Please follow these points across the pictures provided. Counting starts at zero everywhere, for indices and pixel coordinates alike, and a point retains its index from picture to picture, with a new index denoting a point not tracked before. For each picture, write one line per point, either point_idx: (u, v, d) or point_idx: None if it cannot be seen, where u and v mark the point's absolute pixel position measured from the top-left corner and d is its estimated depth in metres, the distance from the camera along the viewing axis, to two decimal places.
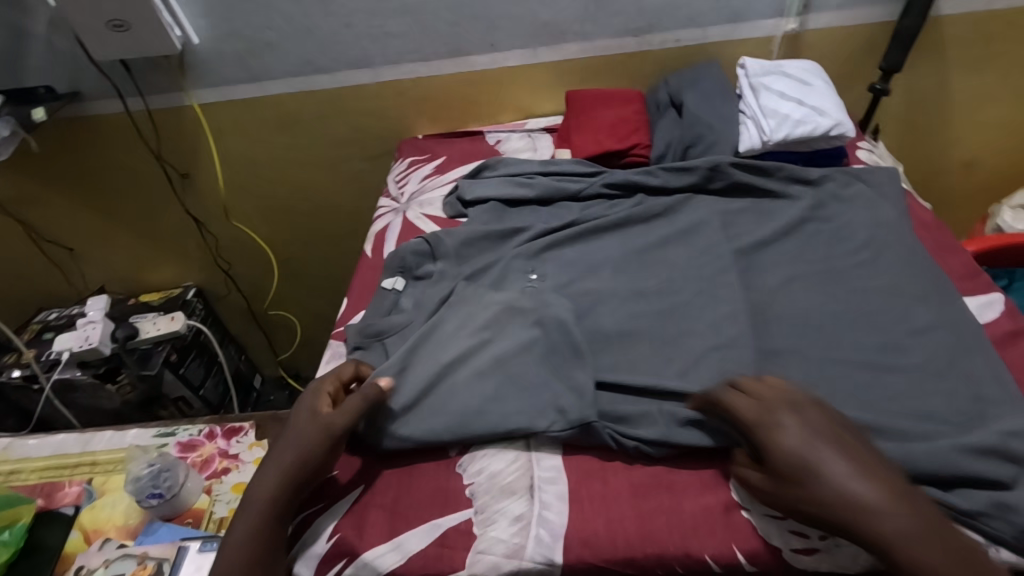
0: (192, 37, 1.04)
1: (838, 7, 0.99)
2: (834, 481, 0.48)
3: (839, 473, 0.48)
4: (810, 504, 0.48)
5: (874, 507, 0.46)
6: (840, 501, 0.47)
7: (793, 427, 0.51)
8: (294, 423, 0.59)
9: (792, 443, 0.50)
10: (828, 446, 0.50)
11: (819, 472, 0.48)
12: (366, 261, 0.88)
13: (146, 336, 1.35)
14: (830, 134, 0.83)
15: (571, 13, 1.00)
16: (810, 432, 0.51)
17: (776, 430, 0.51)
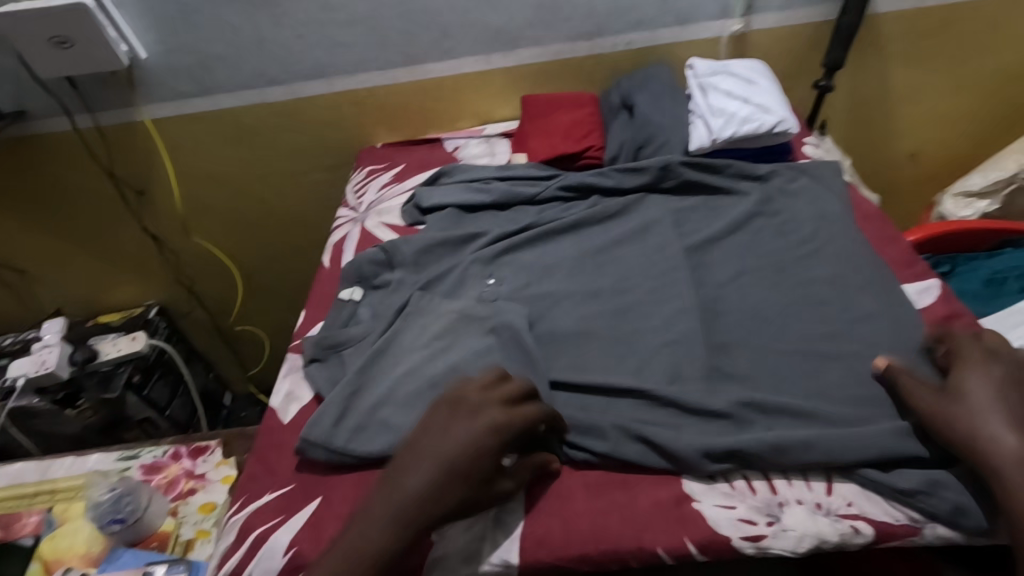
0: (139, 52, 1.03)
1: (780, 7, 1.02)
2: (984, 423, 0.51)
3: (993, 419, 0.51)
4: (948, 431, 0.53)
5: (1015, 455, 0.49)
6: (982, 440, 0.51)
7: (982, 372, 0.54)
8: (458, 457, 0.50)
9: (975, 385, 0.54)
10: (1005, 398, 0.52)
11: (970, 411, 0.52)
12: (325, 272, 0.88)
13: (106, 357, 1.32)
14: (775, 131, 0.86)
15: (522, 19, 1.01)
16: (1004, 382, 0.54)
17: (967, 370, 0.55)
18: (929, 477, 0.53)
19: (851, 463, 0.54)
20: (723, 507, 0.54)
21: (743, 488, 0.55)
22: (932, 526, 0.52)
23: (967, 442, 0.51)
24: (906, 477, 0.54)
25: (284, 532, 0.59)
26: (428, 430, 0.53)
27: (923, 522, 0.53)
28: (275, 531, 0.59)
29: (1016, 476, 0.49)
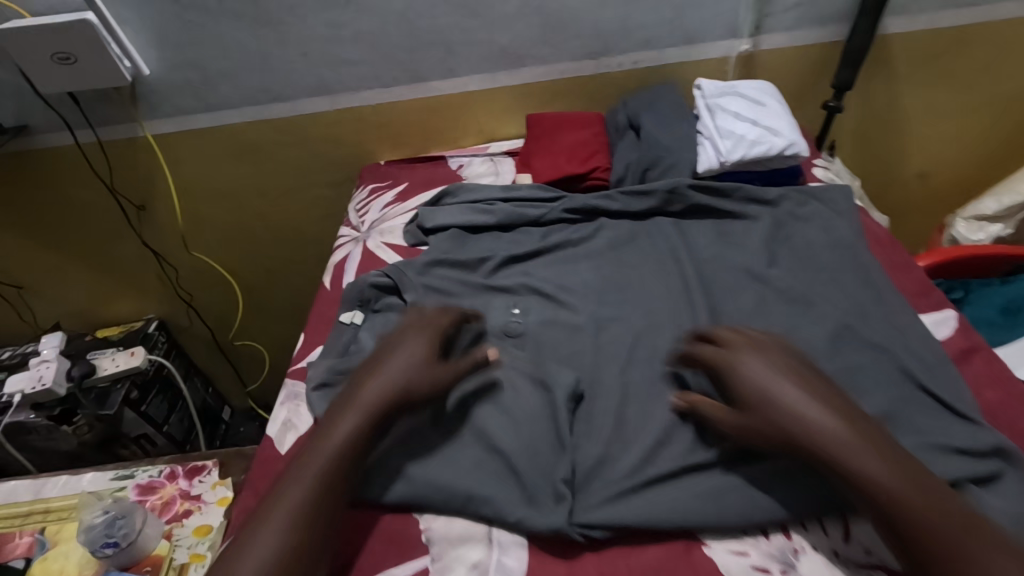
0: (143, 68, 1.02)
1: (789, 27, 1.01)
2: (795, 410, 0.51)
3: (797, 401, 0.52)
4: (772, 433, 0.52)
5: (844, 437, 0.49)
6: (803, 428, 0.50)
7: (759, 357, 0.56)
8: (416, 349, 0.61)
9: (761, 375, 0.54)
10: (786, 377, 0.54)
11: (777, 405, 0.52)
12: (325, 294, 0.86)
13: (103, 374, 1.30)
14: (785, 154, 0.84)
15: (528, 38, 1.00)
16: (775, 364, 0.55)
17: (741, 360, 0.56)
18: None
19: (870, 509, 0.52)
20: (735, 554, 0.52)
21: (756, 533, 0.53)
22: None
23: (787, 437, 0.51)
24: None
25: None
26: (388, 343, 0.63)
27: None
28: None
29: (856, 457, 0.48)
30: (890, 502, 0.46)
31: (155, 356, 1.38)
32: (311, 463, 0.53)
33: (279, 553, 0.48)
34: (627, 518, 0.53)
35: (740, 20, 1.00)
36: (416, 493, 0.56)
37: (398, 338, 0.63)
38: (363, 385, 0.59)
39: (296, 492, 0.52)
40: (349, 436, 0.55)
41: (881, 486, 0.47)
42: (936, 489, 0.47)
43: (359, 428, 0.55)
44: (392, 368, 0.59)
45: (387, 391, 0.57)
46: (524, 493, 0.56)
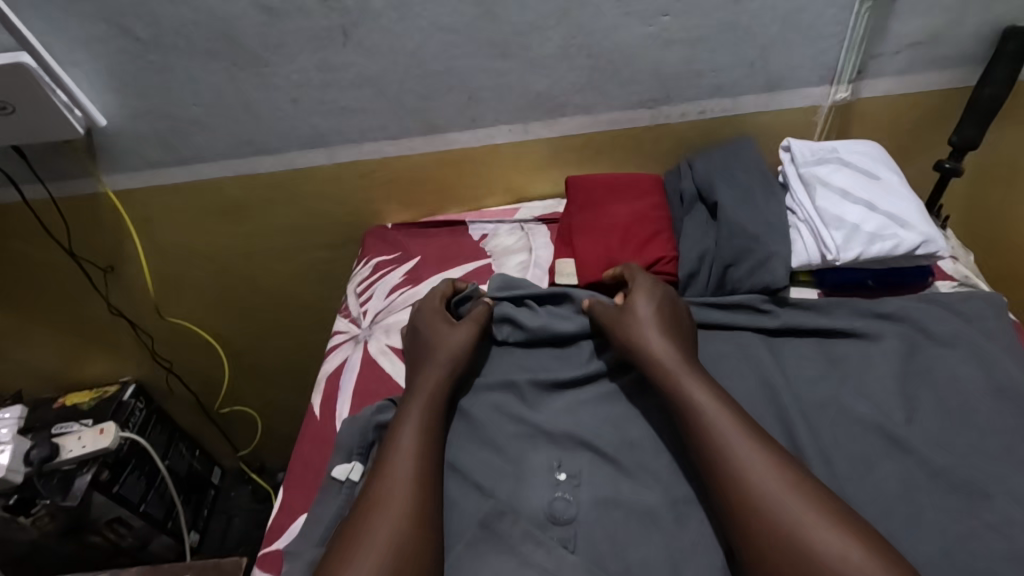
0: (97, 118, 0.83)
1: (900, 72, 0.80)
2: (646, 342, 0.59)
3: (651, 335, 0.59)
4: (631, 355, 0.59)
5: (674, 369, 0.56)
6: (656, 355, 0.58)
7: (645, 301, 0.62)
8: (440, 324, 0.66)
9: (639, 311, 0.61)
10: (663, 321, 0.61)
11: (634, 330, 0.60)
12: (315, 422, 0.69)
13: (67, 457, 1.10)
14: (917, 252, 0.64)
15: (571, 84, 0.81)
16: (658, 306, 0.62)
17: (632, 298, 0.63)
18: None
19: None
20: None
21: None
22: None
23: (642, 361, 0.58)
24: None
25: None
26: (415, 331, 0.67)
27: None
28: None
29: (685, 385, 0.55)
30: (702, 428, 0.51)
31: (126, 432, 1.18)
32: (413, 418, 0.56)
33: (413, 502, 0.50)
34: None
35: (839, 63, 0.79)
36: None
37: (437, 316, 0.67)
38: (427, 359, 0.63)
39: (406, 444, 0.54)
40: (436, 394, 0.59)
41: (699, 411, 0.52)
42: (753, 429, 0.51)
43: (441, 385, 0.60)
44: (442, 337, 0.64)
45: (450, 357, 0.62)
46: None
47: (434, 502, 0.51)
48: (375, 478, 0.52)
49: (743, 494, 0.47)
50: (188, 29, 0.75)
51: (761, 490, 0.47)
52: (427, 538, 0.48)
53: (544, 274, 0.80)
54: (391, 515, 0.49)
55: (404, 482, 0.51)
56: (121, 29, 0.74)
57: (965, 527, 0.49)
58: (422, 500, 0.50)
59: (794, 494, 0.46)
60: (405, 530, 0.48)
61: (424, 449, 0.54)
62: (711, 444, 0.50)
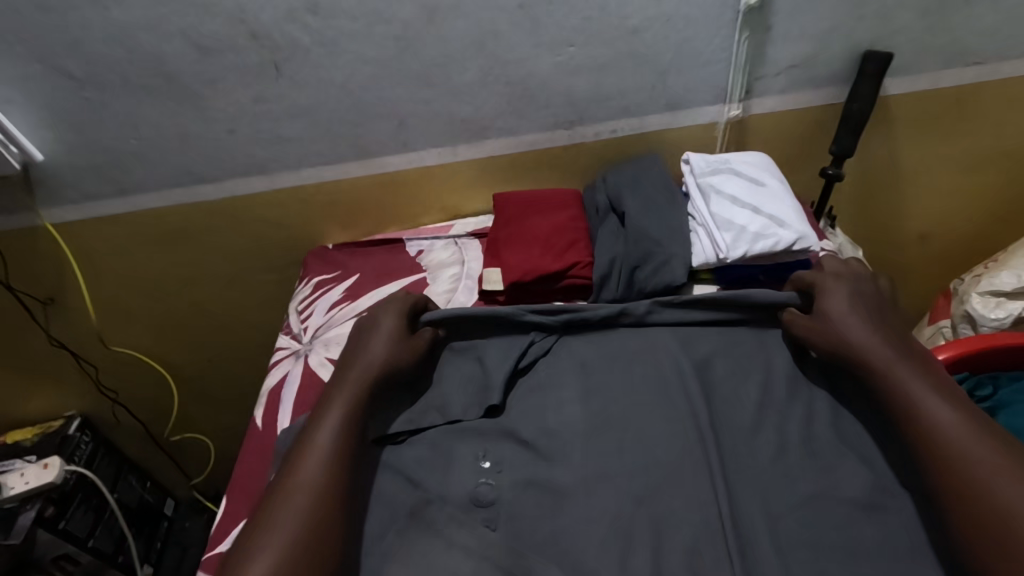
0: (34, 154, 0.85)
1: (782, 91, 0.91)
2: (865, 341, 0.60)
3: (856, 330, 0.61)
4: (845, 353, 0.61)
5: (886, 361, 0.58)
6: (871, 352, 0.59)
7: (849, 302, 0.63)
8: (374, 335, 0.66)
9: (840, 304, 0.63)
10: (864, 310, 0.63)
11: (839, 319, 0.62)
12: (257, 434, 0.73)
13: (9, 494, 1.10)
14: (793, 248, 0.73)
15: (492, 109, 0.88)
16: (860, 298, 0.64)
17: (834, 294, 0.64)
18: None
19: None
20: None
21: None
22: None
23: (858, 360, 0.60)
24: None
25: None
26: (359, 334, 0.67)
27: None
28: None
29: (907, 384, 0.57)
30: (925, 425, 0.54)
31: (73, 466, 1.19)
32: (336, 406, 0.59)
33: (317, 487, 0.53)
34: None
35: (729, 84, 0.89)
36: None
37: (371, 319, 0.68)
38: (350, 366, 0.63)
39: (324, 432, 0.57)
40: (356, 384, 0.61)
41: (925, 414, 0.54)
42: (972, 419, 0.53)
43: (362, 386, 0.61)
44: (370, 348, 0.65)
45: (375, 366, 0.63)
46: None
47: (340, 496, 0.54)
48: (291, 460, 0.56)
49: (966, 487, 0.50)
50: (123, 67, 0.79)
51: (979, 477, 0.50)
52: (331, 523, 0.52)
53: (475, 284, 0.86)
54: (303, 491, 0.53)
55: (309, 473, 0.54)
56: (55, 69, 0.78)
57: (825, 481, 0.56)
58: (325, 504, 0.53)
59: (986, 461, 0.50)
60: (308, 511, 0.52)
61: (337, 447, 0.56)
62: (922, 425, 0.54)
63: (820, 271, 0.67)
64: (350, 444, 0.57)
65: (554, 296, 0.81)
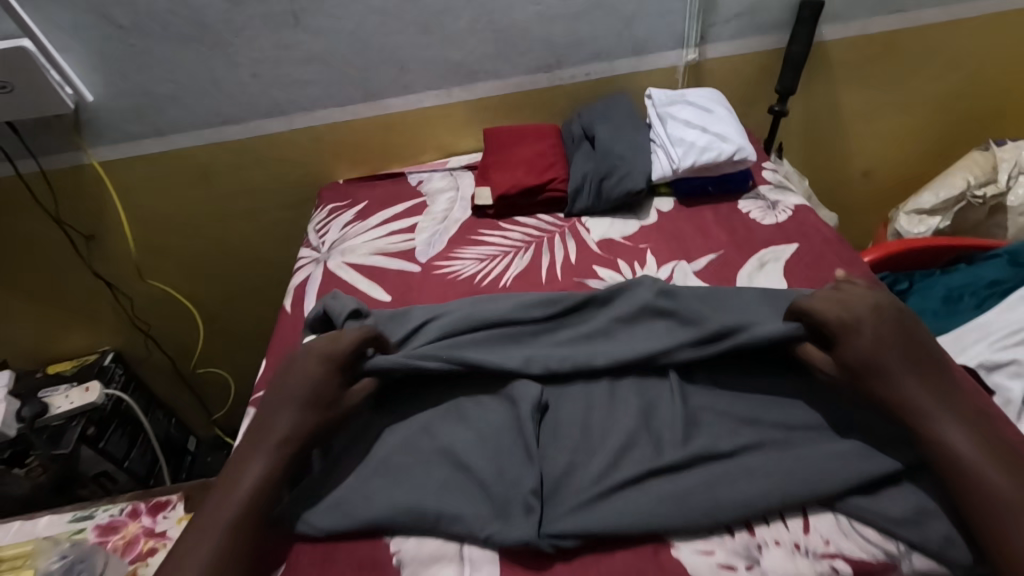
0: (85, 95, 0.99)
1: (732, 37, 1.05)
2: (899, 391, 0.55)
3: (893, 378, 0.56)
4: (875, 400, 0.56)
5: (922, 411, 0.54)
6: (912, 401, 0.55)
7: (879, 342, 0.57)
8: (305, 375, 0.61)
9: (872, 353, 0.57)
10: (895, 349, 0.57)
11: (866, 365, 0.57)
12: (286, 317, 0.86)
13: (56, 411, 1.22)
14: (734, 159, 0.87)
15: (480, 54, 1.02)
16: (891, 337, 0.57)
17: (861, 335, 0.58)
18: (918, 503, 0.53)
19: (824, 503, 0.54)
20: (702, 554, 0.52)
21: (722, 531, 0.53)
22: (913, 559, 0.52)
23: (890, 407, 0.55)
24: (897, 502, 0.53)
25: None
26: (293, 366, 0.63)
27: (905, 554, 0.52)
28: None
29: (944, 436, 0.53)
30: (968, 483, 0.51)
31: (112, 390, 1.32)
32: (257, 455, 0.58)
33: (222, 537, 0.53)
34: (592, 524, 0.53)
35: (686, 31, 1.03)
36: (388, 517, 0.56)
37: (304, 355, 0.63)
38: (279, 407, 0.60)
39: (242, 480, 0.56)
40: (282, 429, 0.59)
41: (966, 470, 0.51)
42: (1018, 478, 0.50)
43: (286, 434, 0.59)
44: (297, 389, 0.61)
45: (300, 413, 0.59)
46: (494, 507, 0.56)
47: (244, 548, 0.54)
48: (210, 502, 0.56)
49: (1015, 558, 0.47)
50: (164, 16, 0.92)
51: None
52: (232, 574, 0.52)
53: (468, 203, 1.00)
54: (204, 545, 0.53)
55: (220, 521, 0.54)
56: (107, 17, 0.91)
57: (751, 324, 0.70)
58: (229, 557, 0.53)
59: None
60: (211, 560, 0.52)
61: (250, 496, 0.55)
62: (967, 484, 0.51)
63: (843, 305, 0.60)
64: (265, 496, 0.56)
65: (536, 209, 0.95)
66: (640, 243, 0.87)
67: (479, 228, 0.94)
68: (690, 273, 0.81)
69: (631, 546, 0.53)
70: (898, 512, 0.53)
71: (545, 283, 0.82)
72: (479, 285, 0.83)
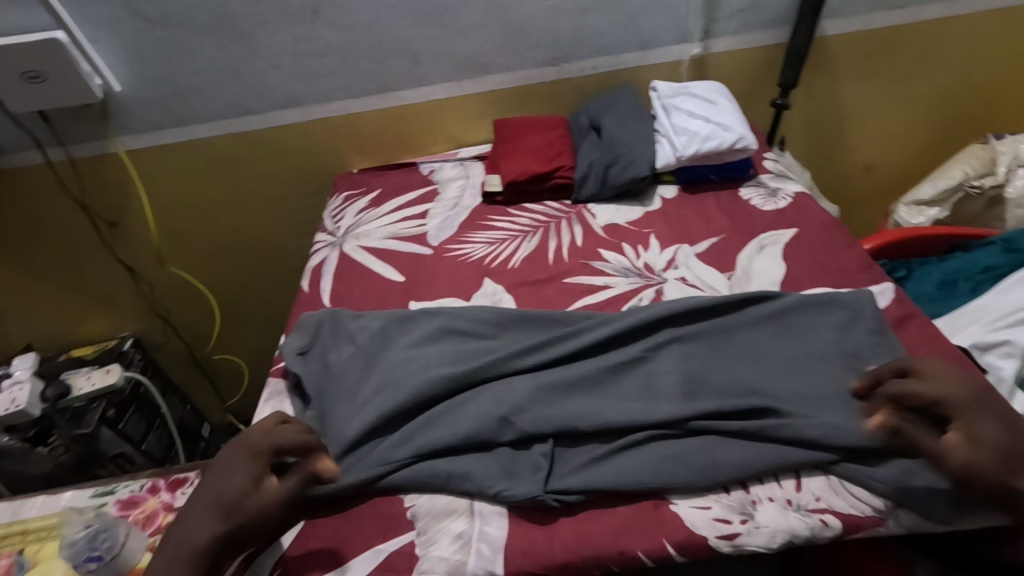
0: (113, 85, 1.03)
1: (735, 32, 1.08)
2: (1021, 487, 0.50)
3: (1014, 470, 0.51)
4: (994, 492, 0.51)
5: None
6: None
7: (993, 426, 0.52)
8: (229, 480, 0.55)
9: (987, 439, 0.52)
10: (1012, 437, 0.52)
11: (981, 456, 0.51)
12: (304, 297, 0.90)
13: (79, 393, 1.26)
14: (736, 147, 0.91)
15: (491, 47, 1.05)
16: (1003, 424, 0.53)
17: (971, 418, 0.53)
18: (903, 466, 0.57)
19: (813, 465, 0.58)
20: (698, 508, 0.56)
21: (718, 490, 0.58)
22: (896, 515, 0.56)
23: (1008, 499, 0.51)
24: (883, 466, 0.57)
25: (269, 555, 0.59)
26: (212, 470, 0.57)
27: (888, 511, 0.56)
28: (261, 553, 0.59)
29: None
30: None
31: (131, 373, 1.36)
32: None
33: None
34: (597, 481, 0.57)
35: (690, 26, 1.06)
36: (405, 475, 0.61)
37: (226, 457, 0.57)
38: (202, 522, 0.53)
39: None
40: (215, 544, 0.53)
41: None
42: None
43: (221, 549, 0.53)
44: (219, 495, 0.55)
45: (226, 525, 0.54)
46: (503, 467, 0.60)
47: None
48: None
49: None
50: (190, 10, 0.97)
51: None
52: None
53: (478, 191, 1.03)
54: None
55: None
56: (135, 11, 0.96)
57: None
58: None
59: None
60: None
61: None
62: None
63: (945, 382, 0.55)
64: None
65: (544, 196, 0.98)
66: (644, 228, 0.90)
67: (489, 214, 0.97)
68: (692, 255, 0.84)
69: (631, 503, 0.58)
70: (884, 472, 0.57)
71: (552, 264, 0.86)
72: (489, 266, 0.87)
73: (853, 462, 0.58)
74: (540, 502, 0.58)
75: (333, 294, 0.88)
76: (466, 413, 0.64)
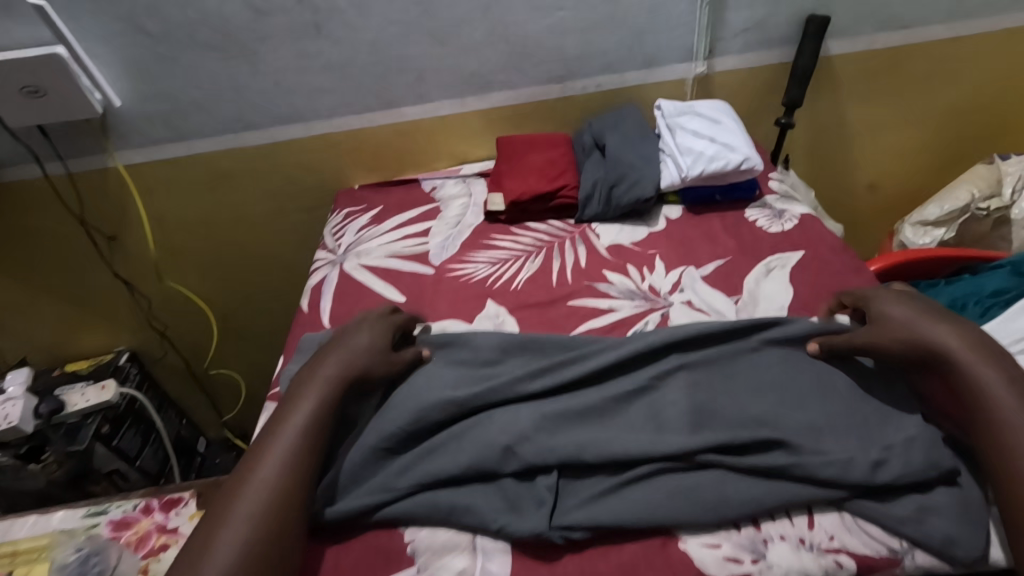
0: (114, 100, 1.02)
1: (740, 51, 1.08)
2: (921, 335, 0.62)
3: (919, 326, 0.63)
4: (902, 347, 0.62)
5: (949, 351, 0.60)
6: (936, 343, 0.61)
7: (900, 302, 0.66)
8: (353, 345, 0.69)
9: (895, 309, 0.65)
10: (918, 309, 0.65)
11: (896, 323, 0.64)
12: (303, 317, 0.88)
13: (73, 409, 1.24)
14: (742, 168, 0.90)
15: (495, 64, 1.05)
16: (909, 300, 0.66)
17: (882, 297, 0.68)
18: (918, 504, 0.55)
19: (825, 502, 0.56)
20: (708, 546, 0.55)
21: (728, 526, 0.56)
22: (911, 555, 0.54)
23: (916, 350, 0.62)
24: (898, 503, 0.56)
25: None
26: (341, 336, 0.71)
27: (903, 550, 0.54)
28: None
29: (969, 369, 0.59)
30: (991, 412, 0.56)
31: (126, 388, 1.34)
32: (302, 406, 0.62)
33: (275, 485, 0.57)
34: (604, 517, 0.56)
35: (695, 45, 1.05)
36: (406, 507, 0.59)
37: (350, 327, 0.72)
38: (327, 361, 0.67)
39: (285, 434, 0.60)
40: (332, 380, 0.65)
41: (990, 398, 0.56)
42: None
43: (338, 384, 0.65)
44: (348, 348, 0.69)
45: (349, 366, 0.66)
46: (507, 501, 0.59)
47: (299, 493, 0.57)
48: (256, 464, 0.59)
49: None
50: (192, 26, 0.96)
51: None
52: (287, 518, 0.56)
53: (481, 209, 1.02)
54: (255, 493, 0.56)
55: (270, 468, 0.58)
56: (137, 27, 0.95)
57: None
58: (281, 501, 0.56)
59: None
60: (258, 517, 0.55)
61: (301, 443, 0.60)
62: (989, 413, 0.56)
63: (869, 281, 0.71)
64: (310, 444, 0.60)
65: (547, 215, 0.97)
66: (648, 249, 0.89)
67: (492, 233, 0.96)
68: (698, 278, 0.82)
69: (638, 539, 0.56)
70: (898, 510, 0.56)
71: (556, 286, 0.84)
72: (492, 288, 0.86)
73: (866, 499, 0.57)
74: (545, 539, 0.56)
75: (333, 315, 0.87)
76: (467, 442, 0.62)
